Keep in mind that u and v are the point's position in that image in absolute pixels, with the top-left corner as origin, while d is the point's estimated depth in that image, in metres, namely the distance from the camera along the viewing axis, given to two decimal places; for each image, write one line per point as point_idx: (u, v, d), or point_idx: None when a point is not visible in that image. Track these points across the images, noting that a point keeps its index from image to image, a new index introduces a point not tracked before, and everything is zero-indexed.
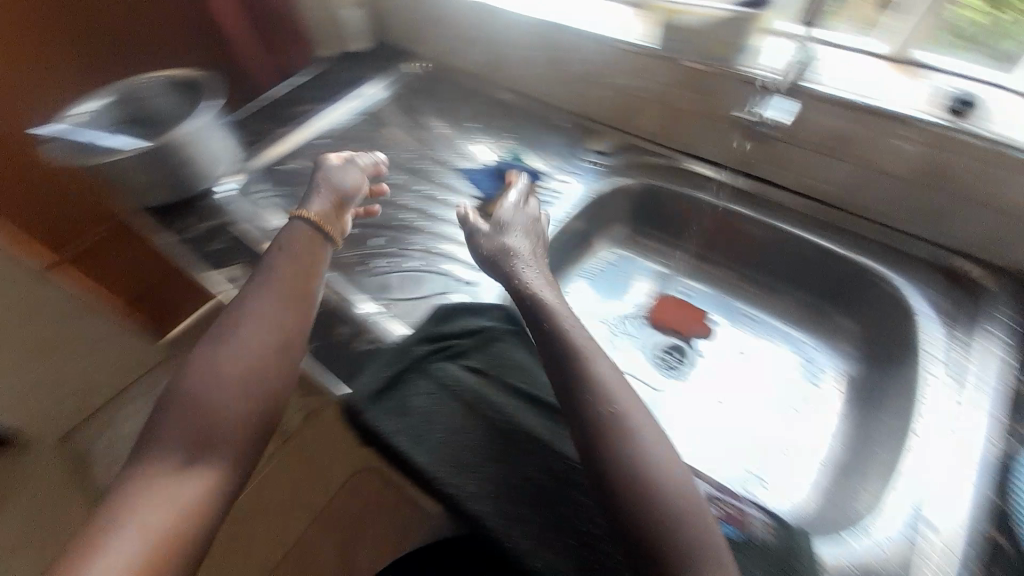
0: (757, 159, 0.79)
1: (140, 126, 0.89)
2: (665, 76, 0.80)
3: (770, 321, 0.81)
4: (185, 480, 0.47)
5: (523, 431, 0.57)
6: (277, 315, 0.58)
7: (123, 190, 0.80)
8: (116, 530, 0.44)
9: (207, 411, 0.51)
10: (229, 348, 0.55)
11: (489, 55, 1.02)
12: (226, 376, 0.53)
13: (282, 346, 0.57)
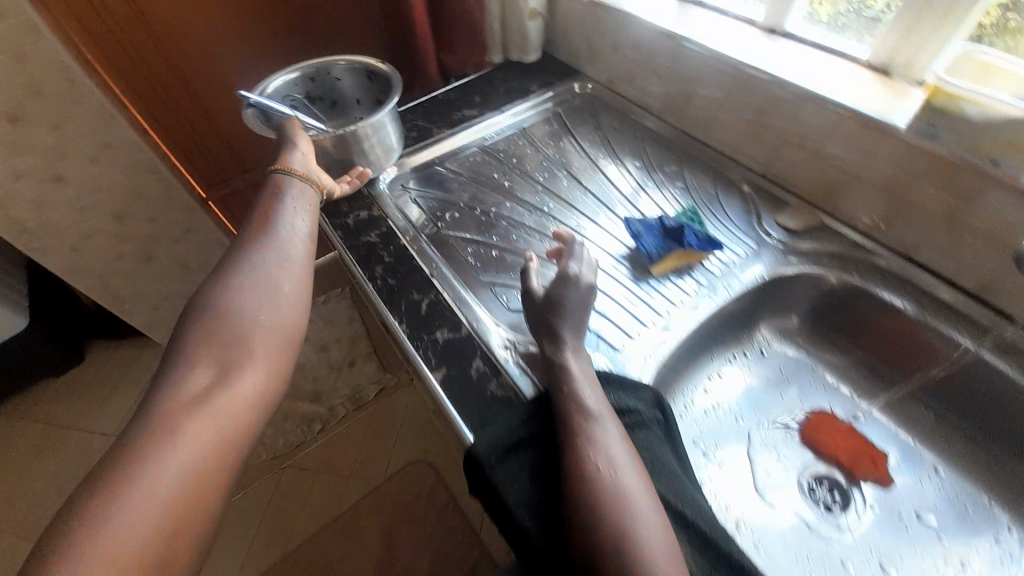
0: (1000, 285, 0.62)
1: (330, 107, 0.96)
2: (896, 162, 0.65)
3: (970, 488, 0.65)
4: (219, 397, 0.50)
5: None
6: (279, 250, 0.63)
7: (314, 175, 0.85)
8: (175, 418, 0.47)
9: (225, 336, 0.54)
10: (244, 284, 0.58)
11: (670, 92, 0.91)
12: (255, 305, 0.57)
13: (287, 274, 0.61)
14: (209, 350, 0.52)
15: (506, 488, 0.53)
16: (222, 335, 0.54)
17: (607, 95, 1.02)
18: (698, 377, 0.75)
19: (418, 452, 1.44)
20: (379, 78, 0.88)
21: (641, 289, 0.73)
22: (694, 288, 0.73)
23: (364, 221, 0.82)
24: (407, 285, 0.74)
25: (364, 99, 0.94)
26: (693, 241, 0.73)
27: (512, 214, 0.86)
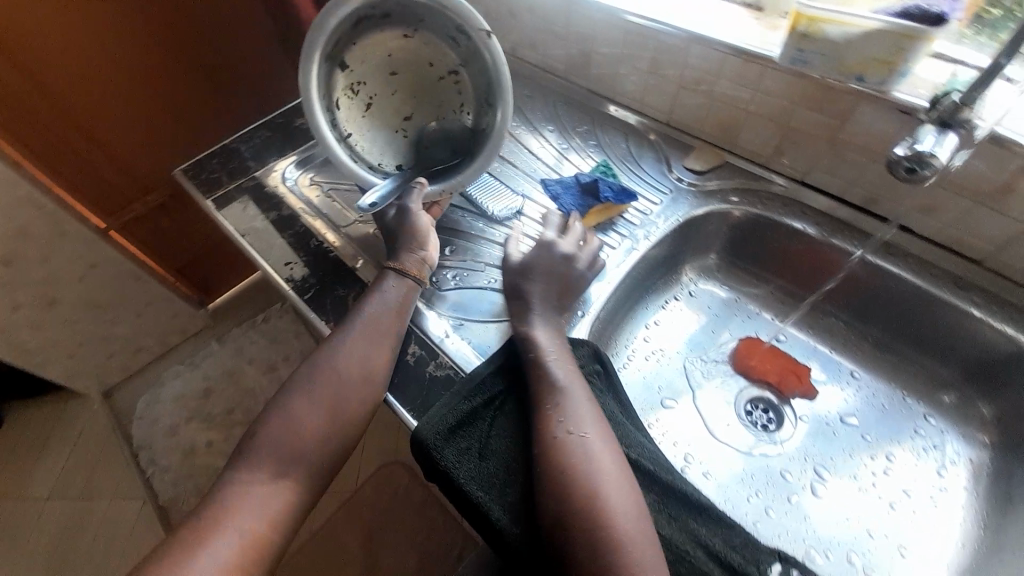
0: (883, 196, 0.68)
1: (371, 22, 0.64)
2: (784, 94, 0.68)
3: (885, 384, 0.72)
4: (266, 498, 0.49)
5: None
6: (350, 351, 0.57)
7: (315, 217, 0.76)
8: (215, 529, 0.46)
9: (283, 441, 0.52)
10: (310, 395, 0.55)
11: (573, 53, 0.90)
12: (309, 414, 0.54)
13: (353, 381, 0.56)
14: (262, 459, 0.51)
15: (452, 468, 0.51)
16: (268, 439, 0.52)
17: (513, 63, 1.00)
18: (635, 327, 0.77)
19: (389, 453, 1.37)
20: (469, 48, 0.66)
21: None
22: (616, 241, 0.74)
23: (276, 221, 0.76)
24: (330, 283, 0.69)
25: (427, 28, 0.66)
26: (609, 194, 0.74)
27: None
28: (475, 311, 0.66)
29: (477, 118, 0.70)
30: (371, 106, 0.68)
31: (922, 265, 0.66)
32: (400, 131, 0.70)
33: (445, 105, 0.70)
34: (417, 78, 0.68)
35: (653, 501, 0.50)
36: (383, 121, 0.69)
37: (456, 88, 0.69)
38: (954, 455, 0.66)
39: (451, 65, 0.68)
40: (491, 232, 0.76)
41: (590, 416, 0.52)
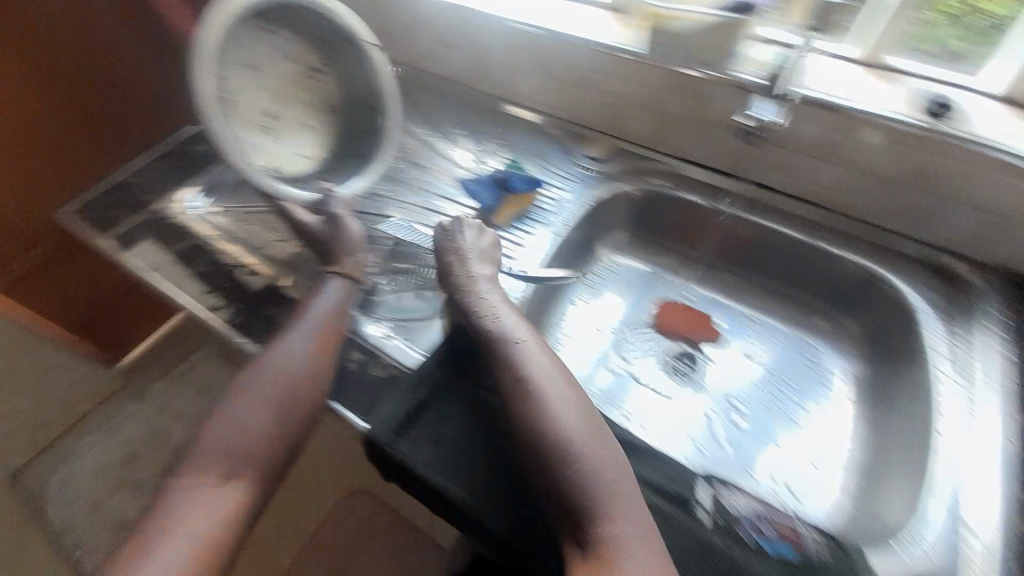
0: (747, 163, 0.80)
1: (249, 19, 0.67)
2: (654, 83, 0.78)
3: (777, 320, 0.83)
4: (206, 514, 0.49)
5: None
6: (285, 364, 0.57)
7: (231, 243, 0.75)
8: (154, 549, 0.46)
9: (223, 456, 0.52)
10: (247, 409, 0.55)
11: (469, 62, 0.96)
12: (247, 428, 0.54)
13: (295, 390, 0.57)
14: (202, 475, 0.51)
15: (409, 459, 0.53)
16: (206, 455, 0.52)
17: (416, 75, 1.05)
18: (565, 308, 0.84)
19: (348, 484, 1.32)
20: (338, 50, 0.75)
21: (491, 241, 0.79)
22: (536, 231, 0.80)
23: (186, 252, 0.73)
24: (254, 306, 0.68)
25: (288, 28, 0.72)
26: (520, 183, 0.82)
27: None
28: (410, 310, 0.69)
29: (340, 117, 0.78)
30: (235, 104, 0.68)
31: (783, 215, 0.79)
32: (267, 128, 0.72)
33: (311, 102, 0.77)
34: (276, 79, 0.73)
35: None
36: (250, 120, 0.70)
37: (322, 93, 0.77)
38: (835, 366, 0.78)
39: (313, 65, 0.75)
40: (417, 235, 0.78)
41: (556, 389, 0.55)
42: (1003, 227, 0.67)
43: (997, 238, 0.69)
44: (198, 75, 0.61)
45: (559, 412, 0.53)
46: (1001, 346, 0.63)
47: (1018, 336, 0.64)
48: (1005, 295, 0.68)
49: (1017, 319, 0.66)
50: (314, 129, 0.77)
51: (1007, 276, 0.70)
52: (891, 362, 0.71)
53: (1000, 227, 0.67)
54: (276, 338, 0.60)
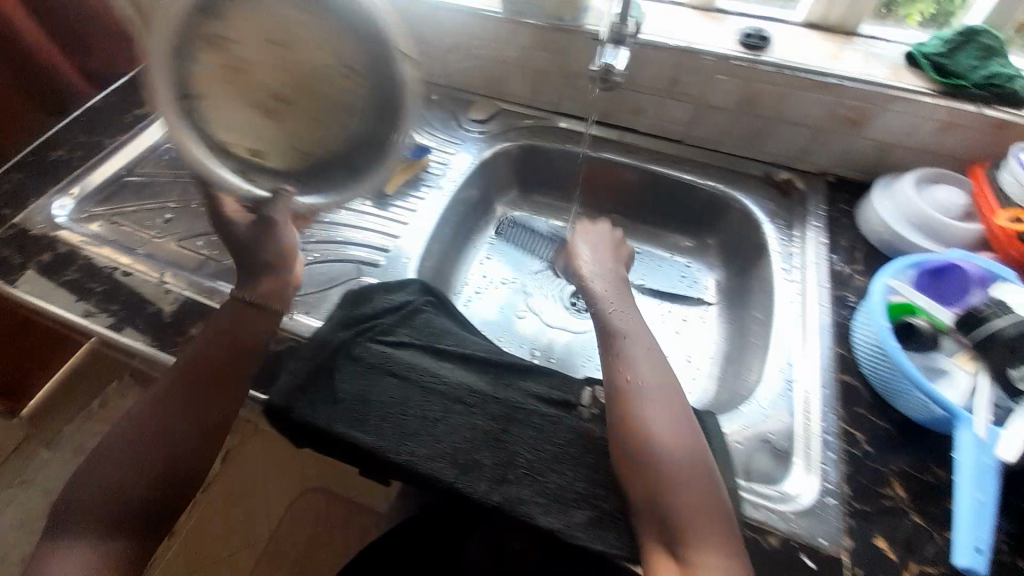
0: (613, 110, 0.88)
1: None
2: (518, 41, 0.83)
3: (657, 250, 0.93)
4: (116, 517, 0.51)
5: (459, 386, 0.58)
6: (209, 372, 0.58)
7: (105, 247, 0.72)
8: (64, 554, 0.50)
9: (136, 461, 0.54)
10: (163, 416, 0.56)
11: None
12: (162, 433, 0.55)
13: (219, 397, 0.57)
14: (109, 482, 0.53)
15: (308, 415, 0.55)
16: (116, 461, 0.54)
17: None
18: (470, 272, 0.89)
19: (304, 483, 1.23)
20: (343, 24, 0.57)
21: (387, 213, 0.80)
22: (427, 194, 0.83)
23: (52, 262, 0.69)
24: (136, 303, 0.66)
25: None
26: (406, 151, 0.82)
27: None
28: (307, 285, 0.70)
29: (372, 116, 0.62)
30: (238, 74, 0.59)
31: (649, 154, 0.89)
32: (272, 104, 0.61)
33: (342, 80, 0.60)
34: (332, 66, 0.59)
35: (490, 378, 0.61)
36: (229, 92, 0.60)
37: (362, 86, 0.61)
38: (702, 274, 0.89)
39: (350, 38, 0.58)
40: None
41: (659, 404, 0.54)
42: (819, 137, 0.79)
43: (818, 147, 0.80)
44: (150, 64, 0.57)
45: (663, 430, 0.52)
46: (823, 238, 0.75)
47: (838, 226, 0.76)
48: (829, 195, 0.81)
49: (836, 212, 0.78)
50: (288, 116, 0.61)
51: (830, 179, 0.82)
52: (746, 266, 0.82)
53: (818, 137, 0.79)
54: (199, 346, 0.60)
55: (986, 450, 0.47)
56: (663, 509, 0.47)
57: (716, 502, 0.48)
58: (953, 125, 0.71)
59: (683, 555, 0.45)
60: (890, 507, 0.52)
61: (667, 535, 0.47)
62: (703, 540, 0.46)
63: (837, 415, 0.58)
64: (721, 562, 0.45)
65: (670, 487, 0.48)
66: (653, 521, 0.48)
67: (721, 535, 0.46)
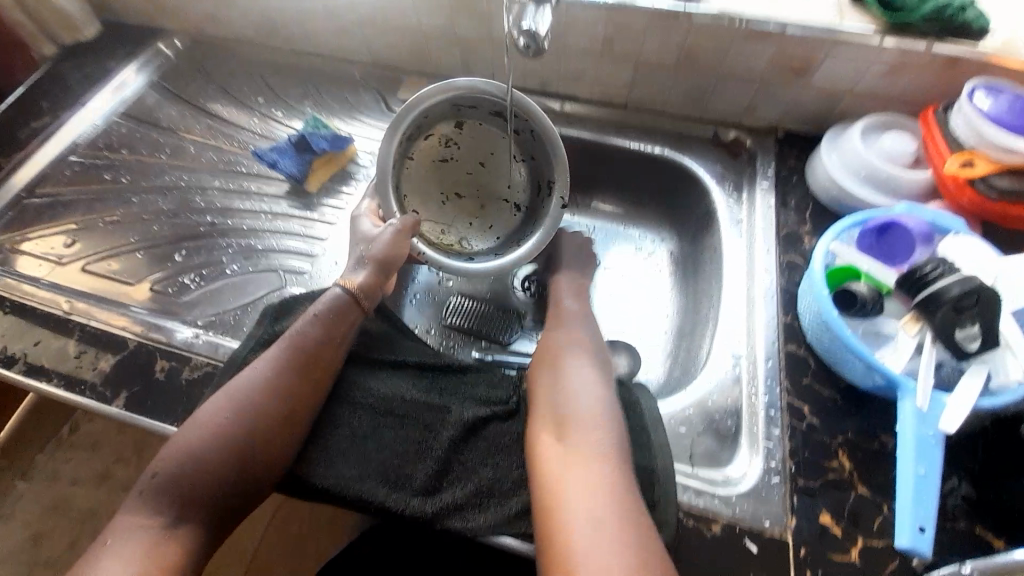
0: (551, 78, 0.82)
1: (473, 103, 0.63)
2: (439, 10, 0.76)
3: (610, 223, 0.88)
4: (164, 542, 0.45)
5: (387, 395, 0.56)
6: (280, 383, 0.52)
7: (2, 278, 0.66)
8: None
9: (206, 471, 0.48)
10: (238, 420, 0.50)
11: (256, 21, 0.88)
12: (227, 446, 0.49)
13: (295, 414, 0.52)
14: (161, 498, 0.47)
15: None
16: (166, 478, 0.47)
17: (205, 44, 0.94)
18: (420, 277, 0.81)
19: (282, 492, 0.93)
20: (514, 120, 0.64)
21: (313, 214, 0.74)
22: (354, 191, 0.76)
23: None
24: (38, 340, 0.60)
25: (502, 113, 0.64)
26: (324, 144, 0.75)
27: (153, 203, 0.76)
28: (227, 302, 0.66)
29: (528, 198, 0.67)
30: (439, 167, 0.66)
31: (594, 124, 0.83)
32: (455, 198, 0.68)
33: (515, 167, 0.67)
34: (502, 153, 0.66)
35: (425, 384, 0.58)
36: (431, 184, 0.67)
37: (520, 166, 0.67)
38: (655, 245, 0.85)
39: (518, 130, 0.64)
40: (226, 224, 0.73)
41: (587, 359, 0.58)
42: (765, 91, 0.74)
43: (765, 102, 0.75)
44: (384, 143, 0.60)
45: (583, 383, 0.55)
46: (771, 200, 0.71)
47: (788, 185, 0.73)
48: (778, 152, 0.76)
49: (785, 170, 0.74)
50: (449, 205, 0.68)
51: (780, 134, 0.78)
52: (699, 235, 0.78)
53: (765, 90, 0.74)
54: (283, 352, 0.54)
55: (928, 422, 0.47)
56: (558, 403, 0.54)
57: (606, 396, 0.54)
58: (903, 67, 0.66)
59: (570, 436, 0.51)
60: (836, 481, 0.50)
61: (556, 419, 0.52)
62: (588, 424, 0.51)
63: (784, 390, 0.56)
64: (601, 440, 0.50)
65: (572, 389, 0.55)
66: (547, 412, 0.53)
67: (606, 421, 0.51)
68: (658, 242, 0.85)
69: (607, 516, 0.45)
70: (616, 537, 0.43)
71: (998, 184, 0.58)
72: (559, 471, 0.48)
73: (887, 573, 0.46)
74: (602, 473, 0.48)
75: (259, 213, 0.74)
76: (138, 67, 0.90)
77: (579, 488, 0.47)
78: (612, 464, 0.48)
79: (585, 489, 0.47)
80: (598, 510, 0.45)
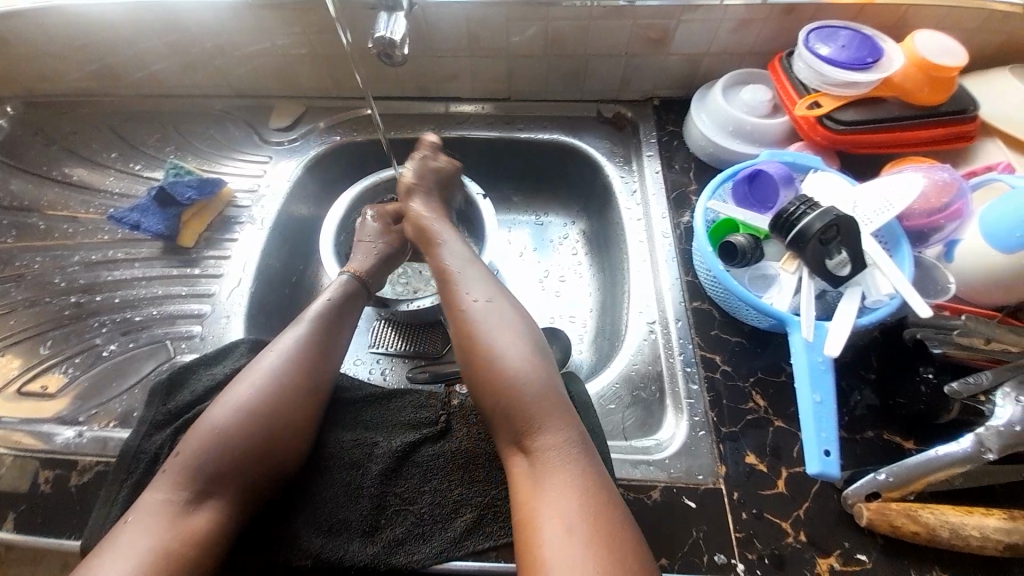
0: (430, 82, 0.81)
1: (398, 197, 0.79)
2: (294, 31, 0.72)
3: (520, 216, 0.88)
4: None
5: (324, 443, 0.53)
6: (256, 412, 0.49)
7: None
8: None
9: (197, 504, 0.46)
10: (226, 450, 0.47)
11: (93, 68, 0.79)
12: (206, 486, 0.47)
13: (267, 450, 0.49)
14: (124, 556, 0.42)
15: None
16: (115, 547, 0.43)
17: (42, 104, 0.84)
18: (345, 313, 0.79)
19: None
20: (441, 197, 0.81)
21: (195, 268, 0.68)
22: (240, 235, 0.71)
23: None
24: None
25: None
26: (191, 192, 0.69)
27: (6, 294, 0.67)
28: (113, 386, 0.59)
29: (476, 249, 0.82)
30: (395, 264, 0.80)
31: (484, 121, 0.82)
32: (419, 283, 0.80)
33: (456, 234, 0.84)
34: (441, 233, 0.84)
35: (362, 422, 0.56)
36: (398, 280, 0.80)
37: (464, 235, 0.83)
38: (567, 229, 0.86)
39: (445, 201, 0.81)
40: (95, 301, 0.66)
41: (502, 327, 0.54)
42: (633, 63, 0.76)
43: (637, 74, 0.78)
44: (328, 237, 0.71)
45: (501, 360, 0.51)
46: (658, 166, 0.74)
47: (670, 149, 0.76)
48: (657, 119, 0.79)
49: (666, 136, 0.77)
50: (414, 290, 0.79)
51: (655, 102, 0.81)
52: (603, 210, 0.80)
53: (632, 62, 0.76)
54: (254, 377, 0.51)
55: (815, 350, 0.51)
56: (507, 412, 0.49)
57: (543, 387, 0.50)
58: (747, 23, 0.70)
59: (527, 446, 0.47)
60: (754, 420, 0.54)
61: (508, 424, 0.49)
62: (543, 427, 0.48)
63: (696, 345, 0.59)
64: (554, 444, 0.47)
65: (511, 388, 0.50)
66: (498, 415, 0.50)
67: (556, 414, 0.49)
68: (569, 224, 0.86)
69: (575, 524, 0.41)
70: (588, 539, 0.40)
71: (843, 117, 0.63)
72: (528, 487, 0.46)
73: (812, 496, 0.49)
74: (566, 476, 0.45)
75: (133, 280, 0.68)
76: None
77: (547, 501, 0.44)
78: (577, 460, 0.46)
79: (554, 501, 0.43)
80: (568, 518, 0.42)
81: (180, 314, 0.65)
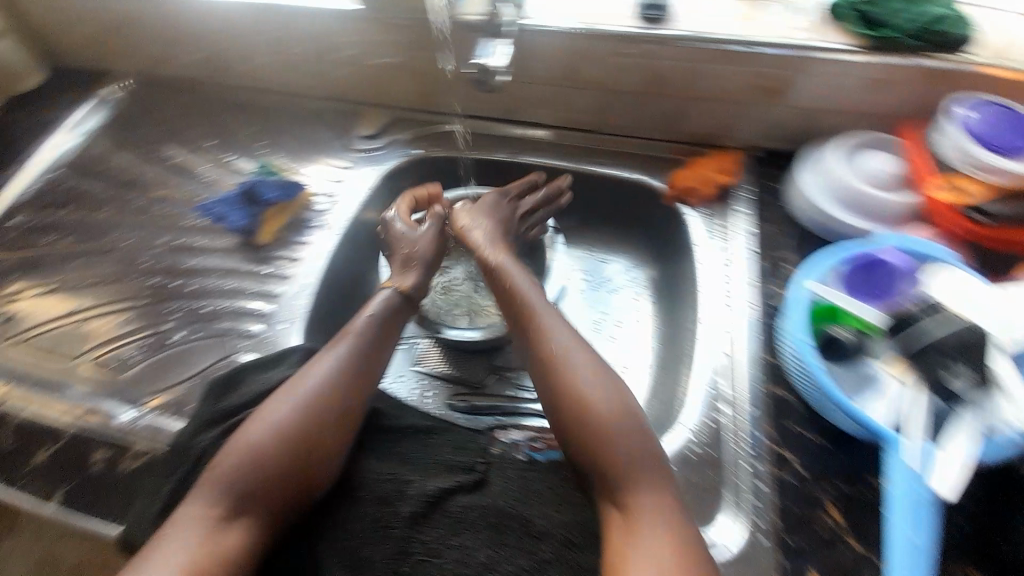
0: (517, 105, 0.79)
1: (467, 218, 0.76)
2: (393, 45, 0.73)
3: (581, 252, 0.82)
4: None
5: (360, 470, 0.52)
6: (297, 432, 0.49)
7: None
8: None
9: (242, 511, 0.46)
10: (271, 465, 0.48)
11: (205, 56, 0.84)
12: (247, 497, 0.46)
13: (305, 473, 0.48)
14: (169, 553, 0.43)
15: None
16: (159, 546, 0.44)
17: (155, 84, 0.90)
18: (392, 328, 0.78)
19: None
20: None
21: (267, 267, 0.70)
22: (312, 240, 0.72)
23: None
24: None
25: None
26: (273, 194, 0.73)
27: (99, 264, 0.72)
28: (176, 373, 0.62)
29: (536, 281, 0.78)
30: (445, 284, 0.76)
31: (566, 151, 0.79)
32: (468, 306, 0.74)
33: None
34: None
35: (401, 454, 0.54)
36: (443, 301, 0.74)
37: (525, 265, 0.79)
38: (629, 273, 0.79)
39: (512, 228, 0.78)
40: (175, 285, 0.69)
41: (591, 374, 0.53)
42: (736, 110, 0.70)
43: (739, 121, 0.72)
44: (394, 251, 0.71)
45: (597, 408, 0.51)
46: (753, 225, 0.68)
47: (764, 208, 0.69)
48: (754, 172, 0.73)
49: (762, 192, 0.71)
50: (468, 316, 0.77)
51: (755, 152, 0.74)
52: (677, 259, 0.74)
53: (736, 109, 0.70)
54: (305, 395, 0.51)
55: (915, 480, 0.45)
56: (603, 459, 0.49)
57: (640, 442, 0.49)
58: (876, 83, 0.63)
59: (624, 501, 0.47)
60: (827, 537, 0.47)
61: (604, 471, 0.49)
62: (642, 484, 0.47)
63: (767, 437, 0.53)
64: (653, 505, 0.46)
65: (609, 436, 0.50)
66: (592, 461, 0.49)
67: (654, 472, 0.48)
68: (633, 267, 0.80)
69: None
70: None
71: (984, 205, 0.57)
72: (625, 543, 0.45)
73: None
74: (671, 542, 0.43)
75: (210, 269, 0.70)
76: (87, 114, 0.86)
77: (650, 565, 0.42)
78: (675, 528, 0.45)
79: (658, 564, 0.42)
80: None
81: (247, 310, 0.67)
